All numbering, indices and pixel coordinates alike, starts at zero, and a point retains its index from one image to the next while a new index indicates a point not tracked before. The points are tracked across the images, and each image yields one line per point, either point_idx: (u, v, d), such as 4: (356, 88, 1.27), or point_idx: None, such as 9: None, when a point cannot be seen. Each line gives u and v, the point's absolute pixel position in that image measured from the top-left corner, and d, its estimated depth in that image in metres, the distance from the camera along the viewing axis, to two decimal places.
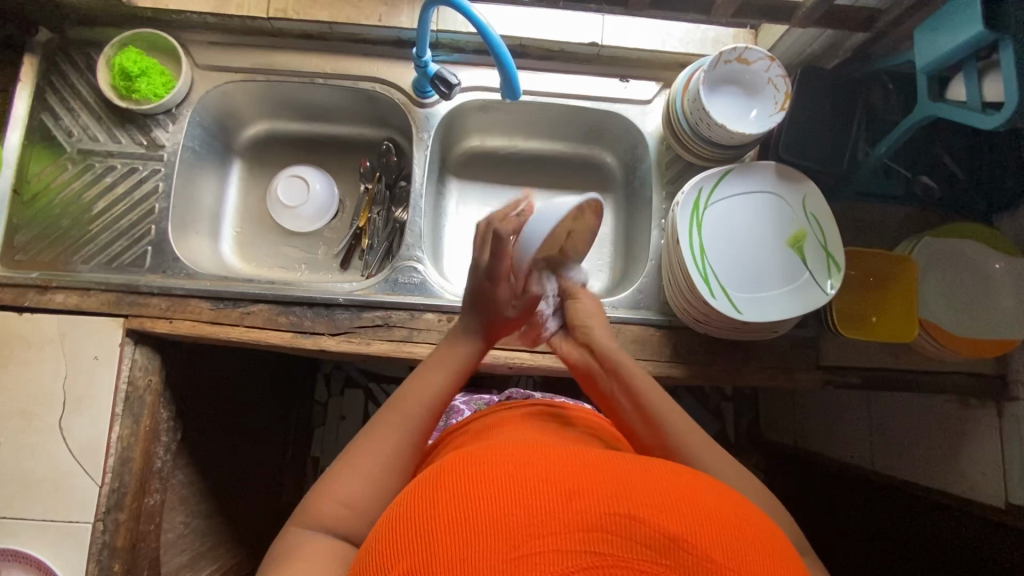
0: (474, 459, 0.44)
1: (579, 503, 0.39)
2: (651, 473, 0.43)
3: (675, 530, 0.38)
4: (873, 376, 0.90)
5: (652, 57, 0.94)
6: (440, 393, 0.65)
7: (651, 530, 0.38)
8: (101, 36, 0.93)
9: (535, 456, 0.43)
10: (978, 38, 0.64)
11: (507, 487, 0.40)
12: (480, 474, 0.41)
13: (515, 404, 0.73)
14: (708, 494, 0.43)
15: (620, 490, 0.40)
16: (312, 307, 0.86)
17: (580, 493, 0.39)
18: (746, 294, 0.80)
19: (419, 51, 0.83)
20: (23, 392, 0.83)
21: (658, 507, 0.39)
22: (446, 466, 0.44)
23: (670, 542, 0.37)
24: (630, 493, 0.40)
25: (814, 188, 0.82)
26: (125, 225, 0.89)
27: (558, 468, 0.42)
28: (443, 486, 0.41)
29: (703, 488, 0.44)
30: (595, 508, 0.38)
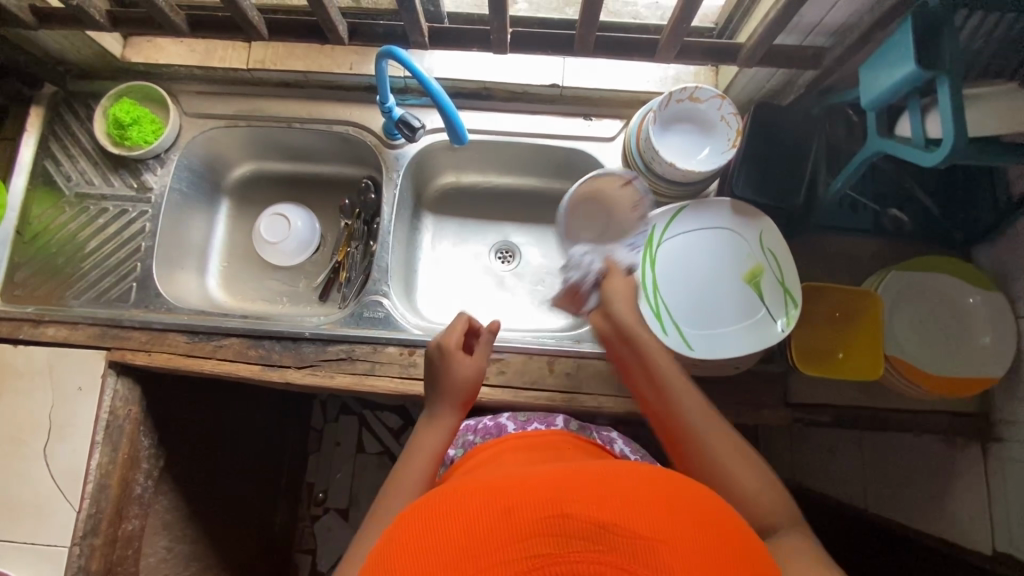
0: (426, 507, 0.44)
1: (514, 512, 0.39)
2: (588, 476, 0.44)
3: (607, 518, 0.38)
4: (846, 414, 0.87)
5: (614, 96, 0.97)
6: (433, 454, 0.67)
7: (581, 522, 0.37)
8: (99, 88, 1.00)
9: (477, 488, 0.44)
10: (914, 77, 0.63)
11: (450, 518, 0.41)
12: (426, 518, 0.42)
13: (507, 437, 0.73)
14: (645, 488, 0.43)
15: (552, 492, 0.40)
16: (280, 340, 0.90)
17: (516, 504, 0.40)
18: (701, 331, 0.79)
19: (383, 97, 0.87)
20: (13, 420, 0.88)
21: (589, 499, 0.39)
22: (404, 520, 0.45)
23: (601, 529, 0.37)
24: (561, 493, 0.40)
25: (772, 224, 0.82)
26: (114, 262, 0.95)
27: (496, 491, 0.42)
28: (396, 538, 0.42)
29: (643, 484, 0.43)
30: (531, 514, 0.38)
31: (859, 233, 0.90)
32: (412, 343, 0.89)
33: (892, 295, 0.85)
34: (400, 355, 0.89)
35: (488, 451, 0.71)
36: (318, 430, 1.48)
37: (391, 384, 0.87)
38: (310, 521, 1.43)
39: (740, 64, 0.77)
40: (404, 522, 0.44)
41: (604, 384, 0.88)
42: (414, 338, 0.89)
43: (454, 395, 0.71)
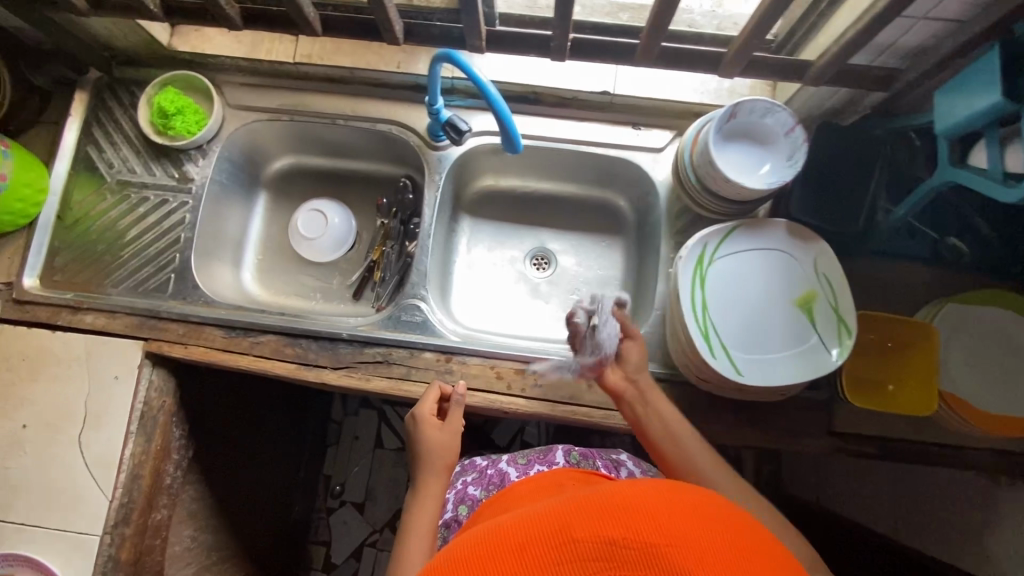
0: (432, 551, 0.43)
1: (524, 548, 0.38)
2: (584, 489, 0.42)
3: (609, 535, 0.37)
4: (890, 447, 0.85)
5: (665, 106, 0.94)
6: (424, 529, 0.69)
7: (591, 542, 0.37)
8: (144, 75, 1.00)
9: (483, 532, 0.41)
10: (997, 109, 0.60)
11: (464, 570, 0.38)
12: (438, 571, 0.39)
13: (512, 488, 0.72)
14: (651, 485, 0.41)
15: (550, 518, 0.39)
16: (318, 340, 0.89)
17: (522, 539, 0.38)
18: (749, 355, 0.77)
19: (431, 98, 0.85)
20: (48, 405, 0.89)
21: (594, 514, 0.38)
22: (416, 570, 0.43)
23: (613, 545, 0.36)
24: (568, 515, 0.39)
25: (826, 248, 0.80)
26: (153, 252, 0.95)
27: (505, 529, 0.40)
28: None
29: (648, 482, 0.42)
30: (533, 546, 0.37)
31: (914, 261, 0.88)
32: (449, 350, 0.88)
33: (949, 326, 0.82)
34: (437, 362, 0.88)
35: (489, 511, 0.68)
36: (338, 423, 1.48)
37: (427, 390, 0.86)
38: (326, 514, 1.44)
39: (807, 82, 0.74)
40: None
41: None
42: (451, 345, 0.88)
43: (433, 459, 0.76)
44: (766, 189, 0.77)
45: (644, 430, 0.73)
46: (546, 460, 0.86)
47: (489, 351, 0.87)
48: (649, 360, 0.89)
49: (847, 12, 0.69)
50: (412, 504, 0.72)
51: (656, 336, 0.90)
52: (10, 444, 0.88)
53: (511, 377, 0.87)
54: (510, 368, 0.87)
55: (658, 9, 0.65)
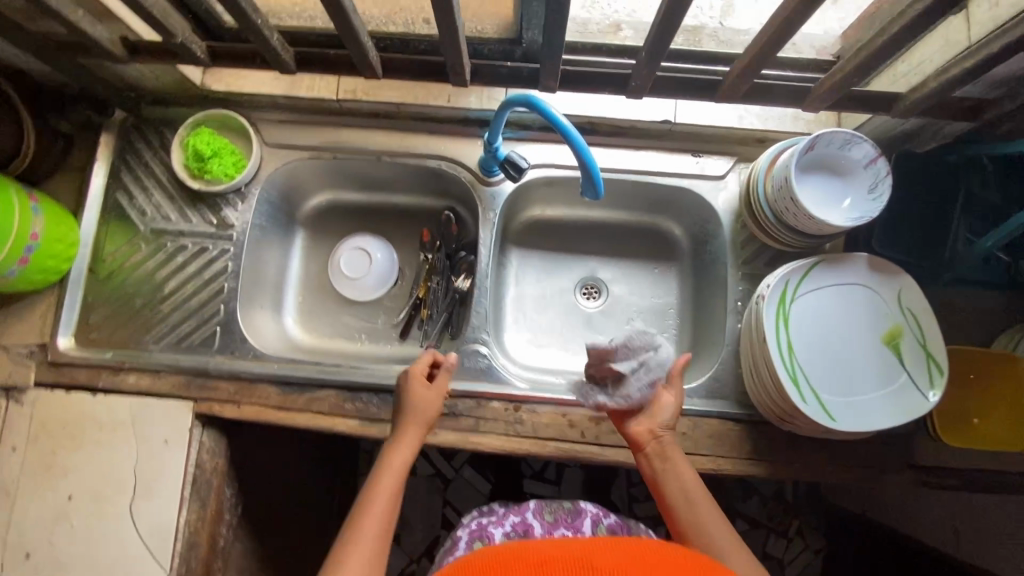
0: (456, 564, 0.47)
1: (545, 567, 0.42)
2: (608, 542, 0.46)
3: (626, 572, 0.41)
4: (974, 478, 0.83)
5: (726, 133, 0.91)
6: (396, 471, 0.70)
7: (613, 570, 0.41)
8: (173, 115, 0.94)
9: (511, 552, 0.46)
10: None
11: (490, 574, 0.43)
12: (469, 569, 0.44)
13: None
14: (668, 555, 0.45)
15: (576, 552, 0.43)
16: (379, 393, 0.85)
17: (547, 560, 0.43)
18: (839, 398, 0.75)
19: (491, 136, 0.83)
20: (94, 474, 0.83)
21: (619, 558, 0.43)
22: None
23: None
24: (593, 553, 0.43)
25: (911, 281, 0.77)
26: (195, 305, 0.90)
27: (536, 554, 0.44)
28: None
29: (666, 552, 0.46)
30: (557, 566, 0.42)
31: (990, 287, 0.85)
32: (517, 399, 0.84)
33: None
34: (506, 412, 0.84)
35: None
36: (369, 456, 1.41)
37: (499, 442, 0.82)
38: None
39: (895, 115, 0.70)
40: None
41: (721, 444, 0.84)
42: (520, 393, 0.84)
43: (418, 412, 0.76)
44: (849, 225, 0.74)
45: (659, 490, 0.69)
46: (574, 524, 0.80)
47: (560, 397, 0.84)
48: (724, 399, 0.86)
49: (944, 47, 0.67)
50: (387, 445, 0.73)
51: (729, 374, 0.87)
52: (54, 518, 0.82)
53: (584, 425, 0.83)
54: (582, 415, 0.84)
55: (754, 54, 0.62)
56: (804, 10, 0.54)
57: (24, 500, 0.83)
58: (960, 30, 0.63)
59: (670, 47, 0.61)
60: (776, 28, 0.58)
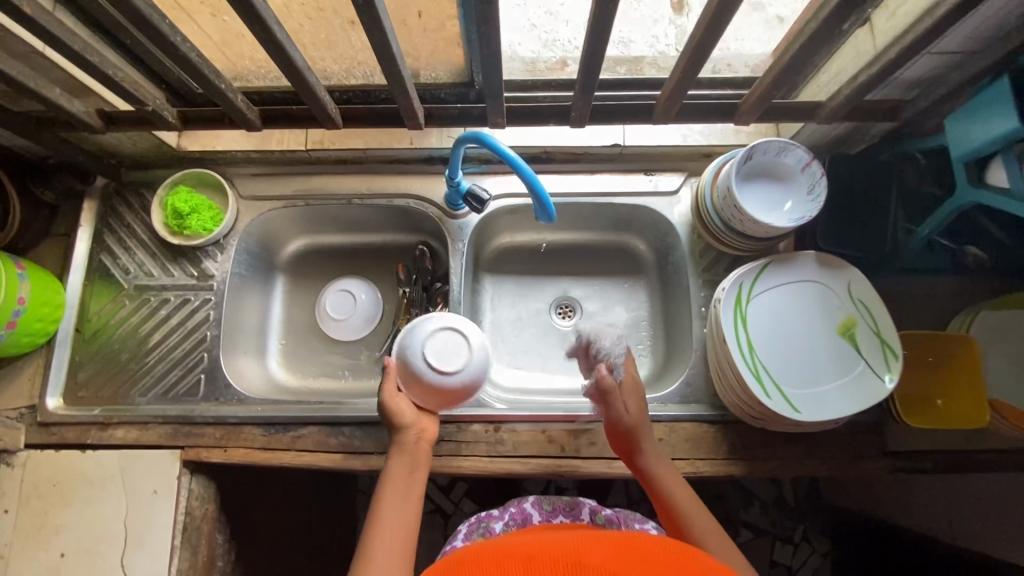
0: (482, 550, 0.54)
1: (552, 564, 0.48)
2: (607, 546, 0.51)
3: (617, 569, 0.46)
4: (946, 460, 0.85)
5: (675, 151, 0.96)
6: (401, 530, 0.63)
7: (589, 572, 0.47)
8: (152, 177, 0.99)
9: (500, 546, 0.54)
10: (1014, 133, 0.63)
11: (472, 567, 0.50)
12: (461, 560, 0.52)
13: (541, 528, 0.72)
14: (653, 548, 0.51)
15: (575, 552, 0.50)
16: (361, 426, 0.87)
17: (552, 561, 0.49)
18: (802, 391, 0.78)
19: (452, 172, 0.88)
20: (86, 530, 0.84)
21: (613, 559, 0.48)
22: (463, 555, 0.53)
23: None
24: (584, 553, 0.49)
25: (859, 273, 0.81)
26: (179, 354, 0.93)
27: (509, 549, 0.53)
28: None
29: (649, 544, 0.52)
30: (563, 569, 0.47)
31: (939, 274, 0.89)
32: (496, 420, 0.86)
33: (986, 333, 0.82)
34: (485, 433, 0.86)
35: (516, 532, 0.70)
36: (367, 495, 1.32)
37: (481, 464, 0.84)
38: None
39: (820, 121, 0.76)
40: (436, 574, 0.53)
41: (698, 447, 0.86)
42: (498, 414, 0.86)
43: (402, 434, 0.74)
44: (790, 225, 0.79)
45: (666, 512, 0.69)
46: (573, 513, 0.79)
47: (537, 415, 0.86)
48: (698, 403, 0.88)
49: (855, 56, 0.72)
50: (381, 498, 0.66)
51: (700, 378, 0.90)
52: None
53: (563, 440, 0.85)
54: (561, 430, 0.86)
55: (676, 79, 0.69)
56: (711, 34, 0.60)
57: (17, 563, 0.83)
58: (866, 40, 0.70)
59: (599, 78, 0.68)
60: (691, 54, 0.64)
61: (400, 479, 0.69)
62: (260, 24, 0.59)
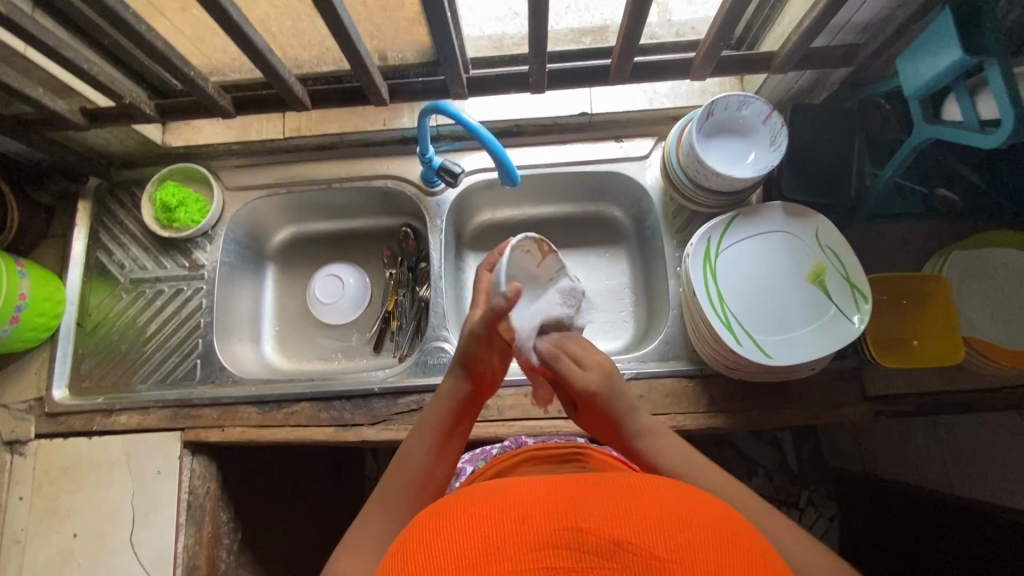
0: (447, 503, 0.42)
1: (530, 522, 0.36)
2: (607, 491, 0.40)
3: (620, 533, 0.35)
4: (927, 402, 0.85)
5: (642, 116, 0.98)
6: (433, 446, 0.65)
7: (598, 538, 0.35)
8: (141, 175, 1.04)
9: (483, 491, 0.42)
10: (960, 64, 0.64)
11: (450, 532, 0.37)
12: (435, 521, 0.39)
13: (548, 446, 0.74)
14: (658, 490, 0.40)
15: (563, 504, 0.38)
16: (351, 399, 0.90)
17: (532, 514, 0.37)
18: (773, 337, 0.79)
19: (423, 148, 0.91)
20: (95, 511, 0.88)
21: (610, 515, 0.37)
22: (425, 515, 0.42)
23: (618, 547, 0.35)
24: (576, 505, 0.38)
25: (826, 220, 0.82)
26: (176, 341, 0.98)
27: (494, 500, 0.40)
28: (397, 561, 0.38)
29: (655, 486, 0.41)
30: (546, 527, 0.36)
31: (911, 219, 0.89)
32: None
33: (959, 273, 0.83)
34: None
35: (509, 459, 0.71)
36: (373, 480, 1.33)
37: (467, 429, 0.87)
38: None
39: (775, 71, 0.79)
40: (398, 547, 0.40)
41: (679, 403, 0.87)
42: None
43: (444, 400, 0.69)
44: (753, 176, 0.80)
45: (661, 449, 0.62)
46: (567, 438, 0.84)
47: (519, 380, 0.89)
48: (676, 359, 0.90)
49: (799, 4, 0.74)
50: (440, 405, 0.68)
51: (678, 336, 0.91)
52: (62, 558, 0.87)
53: (546, 402, 0.88)
54: None
55: (623, 38, 0.73)
56: None
57: (34, 545, 0.87)
58: None
59: (548, 41, 0.72)
60: (633, 8, 0.67)
61: (435, 449, 0.64)
62: (216, 7, 0.63)
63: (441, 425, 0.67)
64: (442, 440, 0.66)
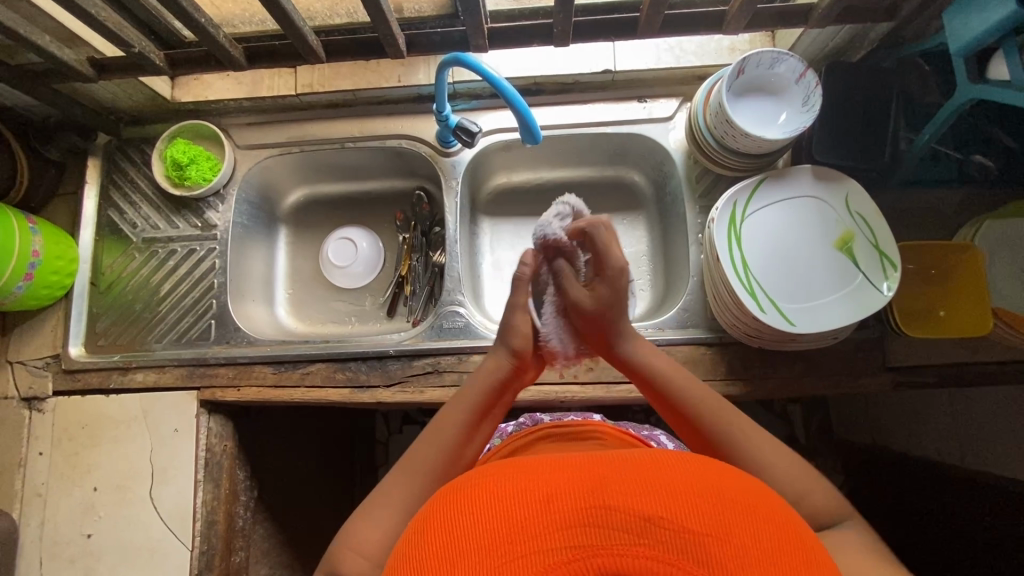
0: (467, 485, 0.41)
1: (555, 500, 0.36)
2: (632, 468, 0.39)
3: (648, 509, 0.35)
4: (950, 374, 0.84)
5: (668, 74, 0.94)
6: (464, 428, 0.65)
7: (626, 515, 0.34)
8: (151, 132, 1.02)
9: (502, 472, 0.41)
10: (1014, 17, 0.61)
11: (470, 512, 0.37)
12: (457, 503, 0.39)
13: (564, 423, 0.74)
14: (684, 466, 0.40)
15: (588, 481, 0.37)
16: (366, 361, 0.90)
17: (556, 492, 0.37)
18: (797, 305, 0.78)
19: (440, 105, 0.88)
20: (114, 466, 0.89)
21: (636, 491, 0.36)
22: (444, 500, 0.41)
23: (647, 522, 0.34)
24: (601, 482, 0.37)
25: (857, 184, 0.79)
26: (190, 301, 0.97)
27: (516, 480, 0.39)
28: (421, 543, 0.38)
29: (680, 462, 0.40)
30: (572, 505, 0.35)
31: (944, 186, 0.86)
32: None
33: (993, 242, 0.80)
34: None
35: (525, 437, 0.72)
36: (384, 444, 1.34)
37: None
38: None
39: (813, 25, 0.75)
40: (421, 529, 0.40)
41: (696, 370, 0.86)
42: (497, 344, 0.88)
43: (488, 376, 0.70)
44: (785, 137, 0.77)
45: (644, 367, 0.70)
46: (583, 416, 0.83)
47: None
48: (695, 327, 0.88)
49: None
50: (481, 380, 0.69)
51: (697, 303, 0.89)
52: (84, 510, 0.88)
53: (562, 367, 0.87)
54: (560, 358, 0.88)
55: None
56: None
57: (57, 498, 0.89)
58: None
59: None
60: None
61: (467, 428, 0.66)
62: None
63: (479, 402, 0.68)
64: (475, 420, 0.67)
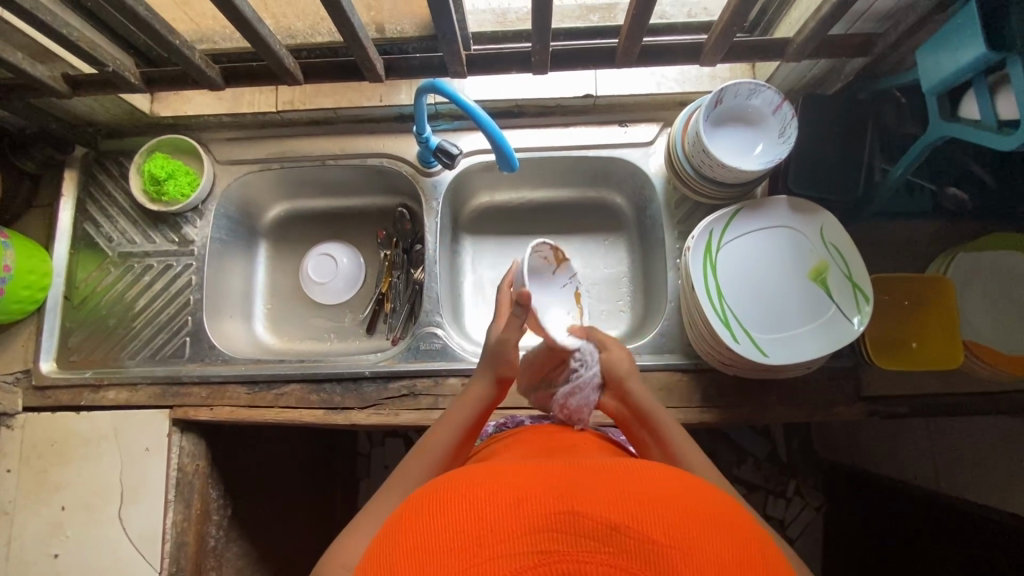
0: (440, 488, 0.41)
1: (526, 505, 0.36)
2: (602, 477, 0.39)
3: (615, 518, 0.35)
4: (921, 404, 0.84)
5: (649, 100, 0.94)
6: (447, 451, 0.66)
7: (594, 522, 0.34)
8: (130, 145, 1.01)
9: (475, 476, 0.41)
10: (982, 59, 0.61)
11: (441, 513, 0.38)
12: (427, 507, 0.39)
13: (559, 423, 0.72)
14: (656, 478, 0.40)
15: (558, 487, 0.37)
16: (341, 382, 0.89)
17: (526, 497, 0.37)
18: (771, 335, 0.78)
19: (419, 127, 0.87)
20: (83, 486, 0.88)
21: (605, 498, 0.36)
22: (416, 503, 0.41)
23: (614, 531, 0.34)
24: (572, 489, 0.37)
25: (830, 216, 0.80)
26: (164, 318, 0.96)
27: (488, 484, 0.39)
28: (388, 547, 0.37)
29: (652, 474, 0.41)
30: (541, 510, 0.35)
31: (918, 217, 0.87)
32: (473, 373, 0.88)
33: (965, 274, 0.81)
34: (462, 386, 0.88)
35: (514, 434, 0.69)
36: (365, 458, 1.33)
37: None
38: None
39: (789, 59, 0.76)
40: (390, 533, 0.40)
41: (671, 396, 0.86)
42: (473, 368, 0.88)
43: (475, 399, 0.72)
44: (760, 169, 0.77)
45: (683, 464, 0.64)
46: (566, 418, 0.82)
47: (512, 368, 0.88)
48: (671, 353, 0.88)
49: None
50: (466, 401, 0.72)
51: (674, 329, 0.90)
52: (51, 529, 0.87)
53: None
54: None
55: (633, 17, 0.69)
56: None
57: (23, 517, 0.87)
58: None
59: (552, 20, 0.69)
60: None
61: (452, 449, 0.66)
62: None
63: (462, 424, 0.69)
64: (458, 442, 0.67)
